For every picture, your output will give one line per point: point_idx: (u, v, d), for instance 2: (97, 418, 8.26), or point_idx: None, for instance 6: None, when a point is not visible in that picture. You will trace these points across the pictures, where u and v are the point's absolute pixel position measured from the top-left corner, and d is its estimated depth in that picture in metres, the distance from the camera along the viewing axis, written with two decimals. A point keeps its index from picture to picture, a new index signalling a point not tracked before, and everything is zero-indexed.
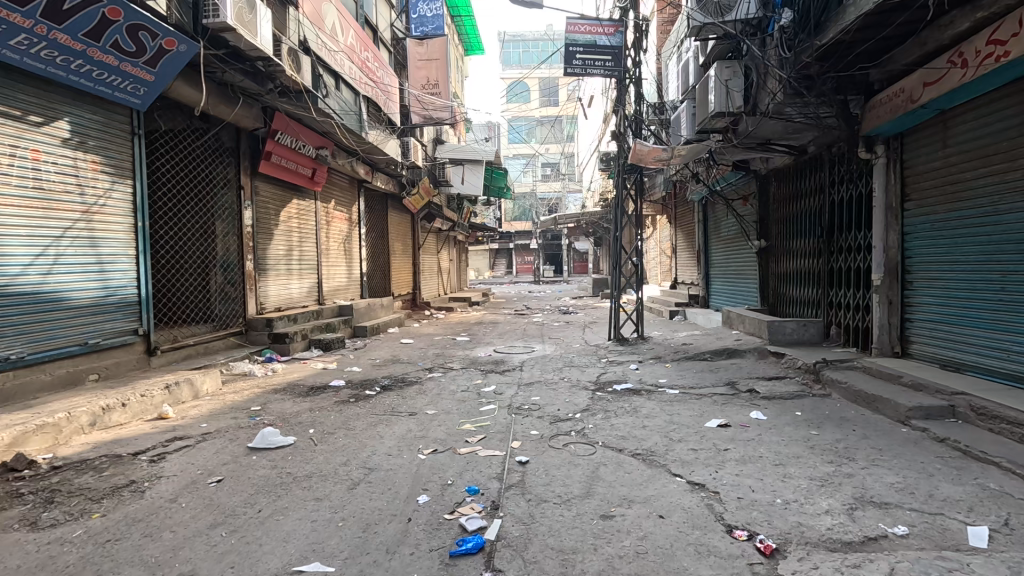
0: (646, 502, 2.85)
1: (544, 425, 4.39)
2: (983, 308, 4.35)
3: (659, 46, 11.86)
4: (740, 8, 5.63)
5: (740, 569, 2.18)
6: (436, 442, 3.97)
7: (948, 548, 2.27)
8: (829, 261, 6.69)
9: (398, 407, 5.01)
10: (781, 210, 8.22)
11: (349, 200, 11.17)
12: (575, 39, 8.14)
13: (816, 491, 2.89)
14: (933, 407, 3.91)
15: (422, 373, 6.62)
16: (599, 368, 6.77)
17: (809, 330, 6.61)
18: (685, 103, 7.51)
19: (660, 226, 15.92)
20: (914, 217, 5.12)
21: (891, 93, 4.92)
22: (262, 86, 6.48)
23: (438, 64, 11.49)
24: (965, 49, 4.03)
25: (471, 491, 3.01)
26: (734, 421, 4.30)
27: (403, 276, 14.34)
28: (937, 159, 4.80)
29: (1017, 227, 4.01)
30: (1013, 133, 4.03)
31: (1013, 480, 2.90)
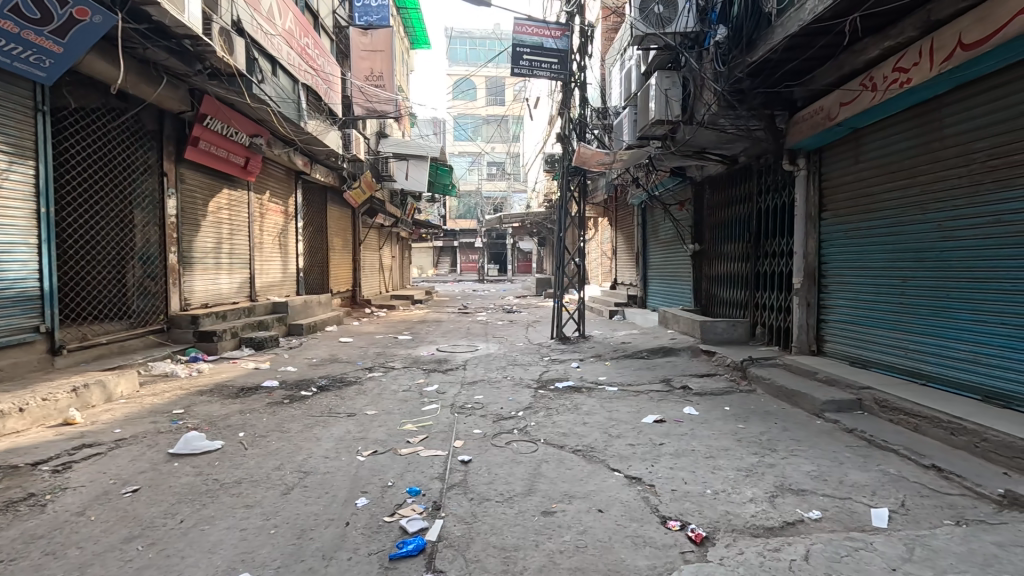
0: (586, 497, 2.92)
1: (488, 423, 4.39)
2: (886, 310, 4.79)
3: (604, 52, 12.20)
4: (679, 21, 5.83)
5: (673, 557, 2.28)
6: (376, 442, 3.87)
7: (855, 529, 2.49)
8: (756, 265, 7.15)
9: (336, 408, 4.84)
10: (715, 216, 8.68)
11: (286, 191, 10.67)
12: (522, 40, 8.17)
13: (742, 481, 3.07)
14: (843, 400, 4.28)
15: (362, 373, 6.42)
16: (542, 367, 6.86)
17: (737, 329, 7.04)
18: (627, 110, 7.75)
19: (602, 228, 16.36)
20: (830, 226, 5.58)
21: (813, 110, 5.34)
22: (189, 67, 6.04)
23: (383, 56, 11.19)
24: (875, 74, 4.42)
25: (412, 492, 2.96)
26: (669, 416, 4.49)
27: (342, 273, 13.86)
28: (852, 173, 5.23)
29: (914, 237, 4.45)
30: (911, 152, 4.47)
31: (909, 466, 3.21)
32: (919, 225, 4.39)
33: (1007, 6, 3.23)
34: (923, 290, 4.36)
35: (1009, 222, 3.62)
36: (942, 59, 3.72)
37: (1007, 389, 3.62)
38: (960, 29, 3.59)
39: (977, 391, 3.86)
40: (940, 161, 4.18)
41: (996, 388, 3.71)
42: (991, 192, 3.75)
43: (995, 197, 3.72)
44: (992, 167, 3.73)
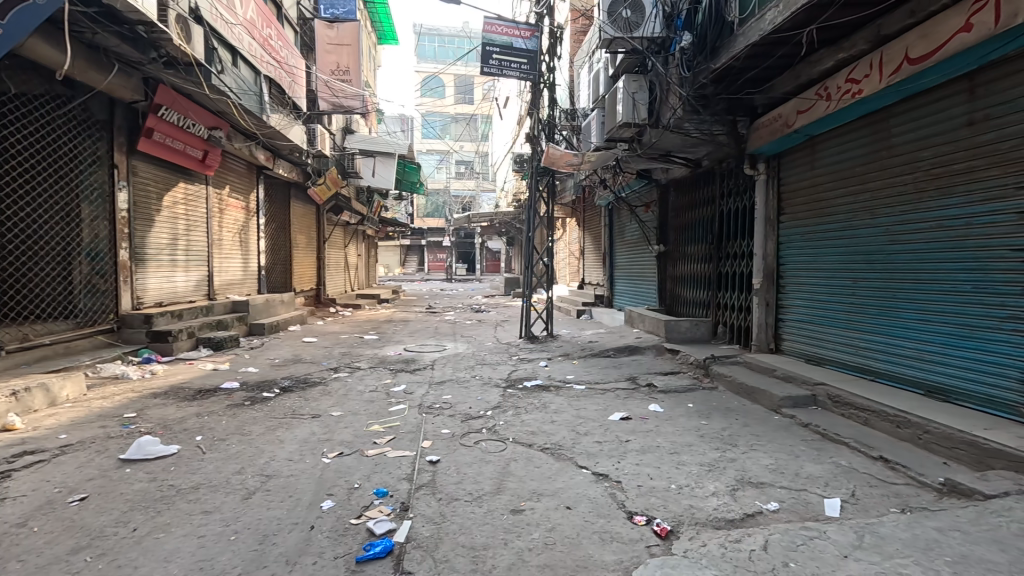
0: (555, 494, 2.95)
1: (456, 423, 4.38)
2: (839, 310, 5.03)
3: (573, 54, 12.32)
4: (645, 26, 5.94)
5: (639, 552, 2.33)
6: (342, 444, 3.80)
7: (810, 519, 2.60)
8: (718, 266, 7.36)
9: (300, 410, 4.72)
10: (679, 218, 8.90)
11: (246, 186, 10.31)
12: (491, 39, 8.16)
13: (705, 475, 3.17)
14: (799, 396, 4.46)
15: (326, 374, 6.27)
16: (510, 366, 6.88)
17: (700, 328, 7.24)
18: (595, 112, 7.85)
19: (569, 229, 16.52)
20: (788, 228, 5.82)
21: (772, 117, 5.55)
22: (143, 54, 5.75)
23: (350, 50, 10.94)
24: (830, 84, 4.63)
25: (379, 493, 2.92)
26: (635, 414, 4.58)
27: (305, 271, 13.51)
28: (809, 178, 5.45)
29: (864, 240, 4.68)
30: (863, 159, 4.70)
31: (860, 458, 3.37)
32: (869, 229, 4.62)
33: (949, 23, 3.43)
34: (873, 291, 4.59)
35: (950, 227, 3.84)
36: (891, 71, 3.93)
37: (948, 384, 3.84)
38: (906, 44, 3.79)
39: (920, 386, 4.09)
40: (889, 169, 4.40)
41: (939, 383, 3.93)
42: (934, 199, 3.97)
43: (937, 204, 3.94)
44: (936, 175, 3.95)
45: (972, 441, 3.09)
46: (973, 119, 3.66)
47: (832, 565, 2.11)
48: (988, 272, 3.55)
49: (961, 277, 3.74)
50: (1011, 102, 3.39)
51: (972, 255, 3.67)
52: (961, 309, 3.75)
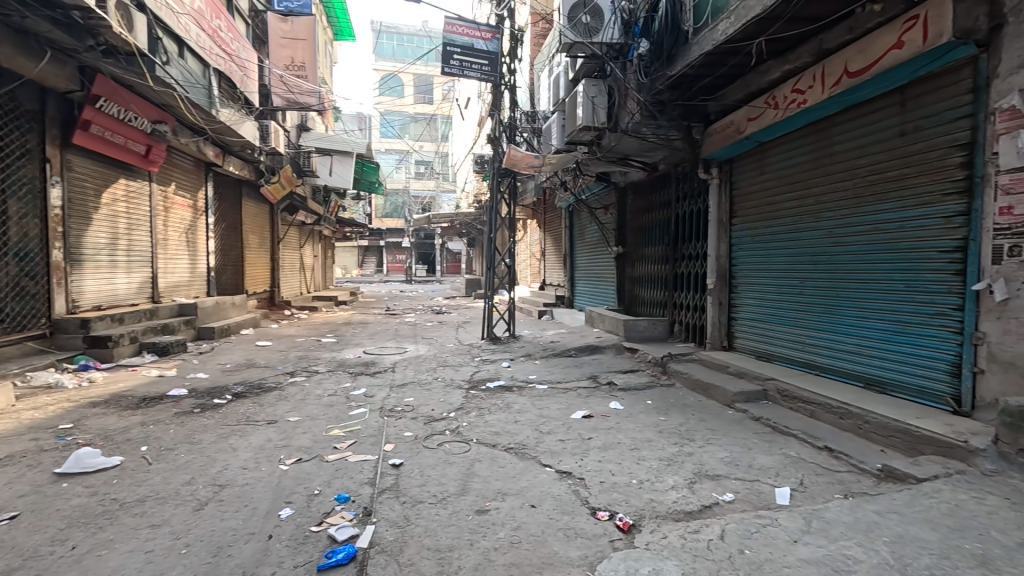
0: (519, 493, 2.97)
1: (419, 425, 4.33)
2: (787, 308, 5.29)
3: (533, 57, 12.43)
4: (605, 32, 6.02)
5: (603, 546, 2.37)
6: (300, 450, 3.69)
7: (762, 507, 2.73)
8: (674, 266, 7.59)
9: (255, 416, 4.54)
10: (637, 220, 9.12)
11: (194, 184, 9.84)
12: (451, 39, 8.12)
13: (664, 470, 3.26)
14: (750, 391, 4.66)
15: (282, 378, 6.07)
16: (473, 367, 6.86)
17: (657, 327, 7.44)
18: (555, 115, 7.95)
19: (530, 230, 16.64)
20: (739, 231, 6.08)
21: (725, 123, 5.79)
22: (79, 42, 5.40)
23: (305, 45, 10.65)
24: (777, 93, 4.87)
25: (341, 499, 2.85)
26: (596, 412, 4.67)
27: (258, 272, 13.01)
28: (759, 183, 5.71)
29: (810, 242, 4.95)
30: (807, 165, 4.96)
31: (807, 448, 3.56)
32: (814, 231, 4.88)
33: (884, 40, 3.69)
34: (818, 291, 4.85)
35: (886, 230, 4.10)
36: (832, 83, 4.18)
37: (885, 377, 4.11)
38: (846, 58, 4.04)
39: (860, 379, 4.36)
40: (831, 175, 4.66)
41: (876, 376, 4.20)
42: (871, 204, 4.23)
43: (874, 208, 4.21)
44: (873, 181, 4.21)
45: (905, 429, 3.32)
46: (905, 130, 3.92)
47: (783, 550, 2.21)
48: (919, 272, 3.81)
49: (896, 277, 4.00)
50: (938, 115, 3.65)
51: (904, 256, 3.94)
52: (896, 307, 4.02)
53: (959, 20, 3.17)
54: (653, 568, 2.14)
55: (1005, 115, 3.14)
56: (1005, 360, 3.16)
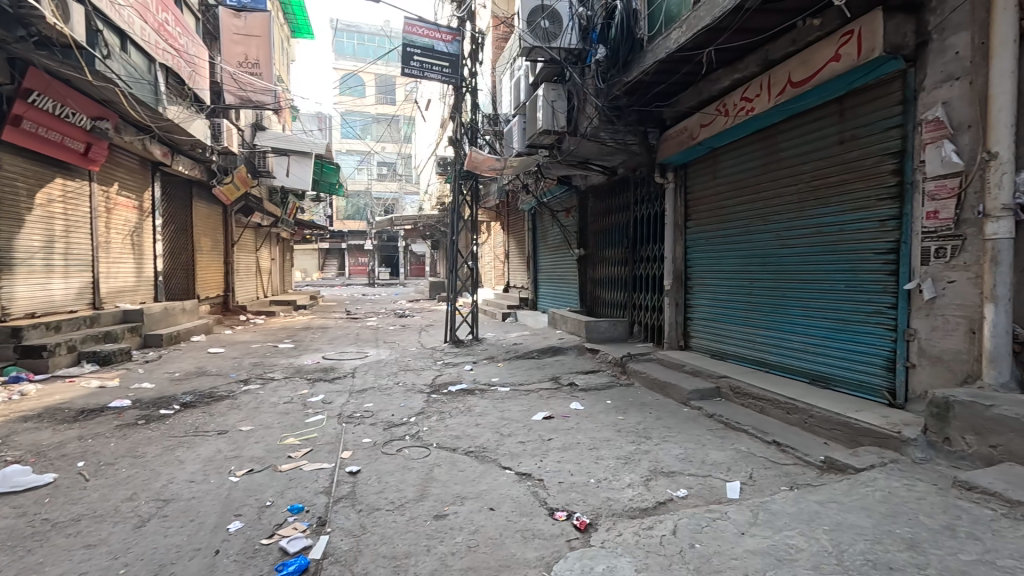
0: (478, 497, 2.96)
1: (378, 431, 4.26)
2: (738, 308, 5.50)
3: (494, 60, 12.45)
4: (563, 38, 6.12)
5: (560, 546, 2.40)
6: (252, 460, 3.57)
7: (713, 501, 2.83)
8: (633, 268, 7.75)
9: (204, 427, 4.36)
10: (597, 222, 9.27)
11: (139, 184, 9.37)
12: (412, 40, 8.03)
13: (621, 468, 3.33)
14: (704, 389, 4.81)
15: (235, 386, 5.85)
16: (434, 371, 6.80)
17: (617, 328, 7.58)
18: (516, 118, 8.00)
19: (494, 233, 16.65)
20: (693, 233, 6.28)
21: (679, 129, 5.98)
22: (8, 31, 5.07)
23: (260, 41, 10.35)
24: (727, 101, 5.06)
25: (294, 510, 2.77)
26: (557, 413, 4.71)
27: (210, 276, 12.51)
28: (711, 188, 5.90)
29: (758, 244, 5.16)
30: (755, 170, 5.17)
31: (757, 443, 3.69)
32: (762, 234, 5.10)
33: (823, 53, 3.89)
34: (766, 291, 5.06)
35: (827, 233, 4.32)
36: (777, 92, 4.38)
37: (828, 372, 4.32)
38: (790, 69, 4.23)
39: (806, 375, 4.57)
40: (778, 180, 4.87)
41: (821, 372, 4.41)
42: (814, 208, 4.45)
43: (816, 212, 4.42)
44: (816, 187, 4.43)
45: (845, 422, 3.51)
46: (844, 138, 4.13)
47: (731, 542, 2.29)
48: (858, 273, 4.03)
49: (837, 277, 4.21)
50: (873, 124, 3.86)
51: (844, 257, 4.15)
52: (837, 306, 4.23)
53: (889, 37, 3.37)
54: (608, 566, 2.16)
55: (931, 126, 3.36)
56: (933, 354, 3.38)
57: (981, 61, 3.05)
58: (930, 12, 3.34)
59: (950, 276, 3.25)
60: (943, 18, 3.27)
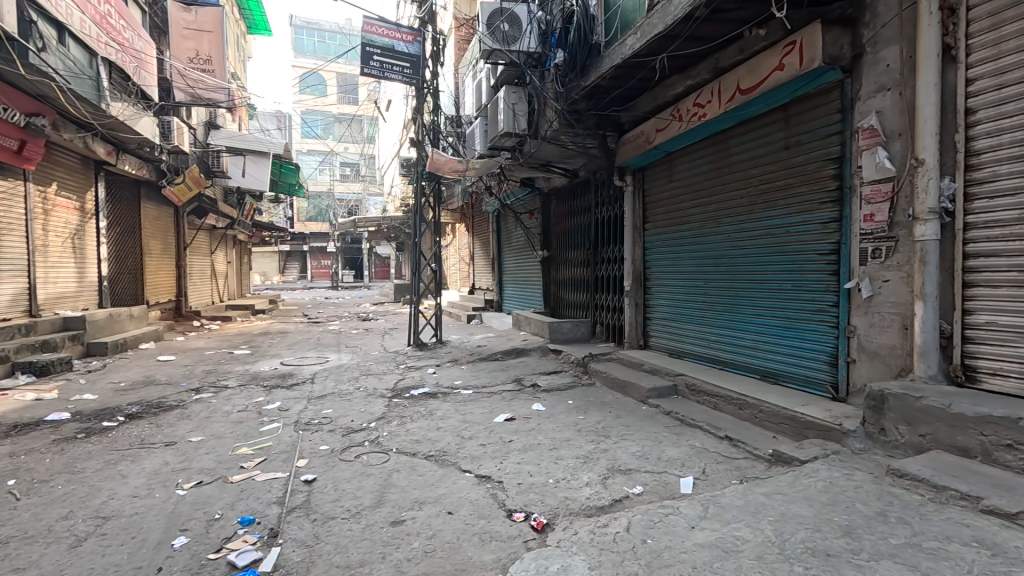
0: (436, 501, 2.94)
1: (336, 437, 4.17)
2: (694, 307, 5.66)
3: (457, 61, 12.42)
4: (523, 41, 6.16)
5: (516, 547, 2.42)
6: (201, 472, 3.43)
7: (667, 497, 2.90)
8: (594, 269, 7.86)
9: (151, 438, 4.17)
10: (560, 224, 9.35)
11: (81, 184, 8.89)
12: (371, 39, 7.91)
13: (580, 467, 3.37)
14: (663, 387, 4.92)
15: (185, 396, 5.61)
16: (397, 375, 6.71)
17: (580, 328, 7.67)
18: (478, 120, 8.01)
19: (458, 234, 16.56)
20: (651, 235, 6.43)
21: (636, 133, 6.11)
22: None
23: (211, 37, 10.02)
24: (681, 106, 5.20)
25: (244, 522, 2.68)
26: (519, 414, 4.73)
27: (161, 280, 11.97)
28: (668, 190, 6.05)
29: (712, 244, 5.31)
30: (709, 173, 5.33)
31: (710, 439, 3.81)
32: (715, 235, 5.26)
33: (768, 62, 4.06)
34: (720, 291, 5.22)
35: (774, 235, 4.50)
36: (726, 99, 4.53)
37: (777, 368, 4.50)
38: (738, 77, 4.39)
39: (757, 372, 4.74)
40: (729, 183, 5.03)
41: (770, 368, 4.59)
42: (762, 211, 4.63)
43: (765, 215, 4.60)
44: (764, 190, 4.61)
45: (792, 416, 3.66)
46: (789, 144, 4.32)
47: (682, 536, 2.35)
48: (803, 273, 4.21)
49: (784, 277, 4.39)
50: (816, 130, 4.05)
51: (790, 258, 4.34)
52: (785, 305, 4.41)
53: (827, 48, 3.55)
54: (563, 564, 2.18)
55: (866, 134, 3.55)
56: (871, 350, 3.57)
57: (909, 73, 3.25)
58: (864, 26, 3.55)
59: (885, 275, 3.44)
60: (876, 32, 3.46)
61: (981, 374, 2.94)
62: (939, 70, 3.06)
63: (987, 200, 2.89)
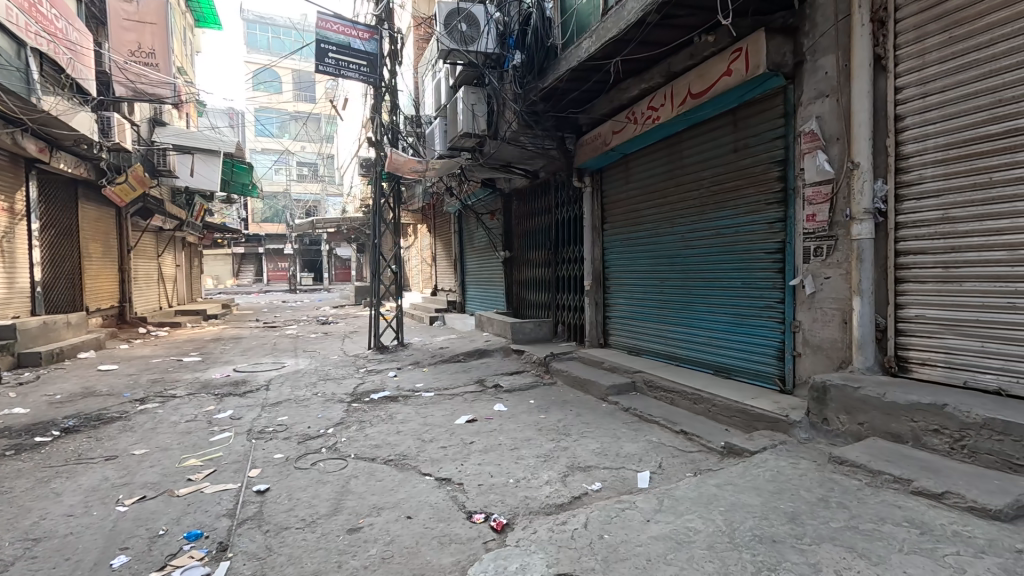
0: (395, 506, 2.90)
1: (292, 445, 4.05)
2: (651, 306, 5.80)
3: (416, 61, 12.29)
4: (481, 42, 6.15)
5: (476, 548, 2.41)
6: (144, 487, 3.26)
7: (624, 492, 2.96)
8: (555, 269, 7.94)
9: (89, 453, 3.93)
10: (522, 225, 9.40)
11: (11, 183, 8.31)
12: (326, 36, 7.66)
13: (540, 466, 3.40)
14: (621, 384, 5.02)
15: (128, 407, 5.32)
16: (356, 379, 6.58)
17: (542, 328, 7.73)
18: (438, 120, 7.95)
19: (420, 236, 16.39)
20: (610, 236, 6.55)
21: (594, 135, 6.20)
22: None
23: (154, 30, 9.62)
24: (637, 109, 5.31)
25: (191, 537, 2.57)
26: (481, 415, 4.72)
27: (102, 284, 11.31)
28: (625, 192, 6.17)
29: (667, 244, 5.45)
30: (664, 175, 5.46)
31: (666, 433, 3.91)
32: (670, 236, 5.40)
33: (717, 68, 4.20)
34: (675, 289, 5.37)
35: (724, 235, 4.67)
36: (678, 102, 4.66)
37: (729, 363, 4.66)
38: (689, 82, 4.52)
39: (710, 367, 4.90)
40: (682, 185, 5.19)
41: (723, 363, 4.75)
42: (713, 212, 4.79)
43: (715, 216, 4.76)
44: (714, 192, 4.77)
45: (743, 409, 3.81)
46: (737, 147, 4.48)
47: (637, 530, 2.40)
48: (751, 271, 4.38)
49: (734, 275, 4.55)
50: (762, 134, 4.22)
51: (739, 257, 4.50)
52: (735, 302, 4.57)
53: (771, 55, 3.71)
54: (522, 564, 2.18)
55: (808, 138, 3.72)
56: (815, 343, 3.75)
57: (844, 81, 3.43)
58: (804, 35, 3.73)
59: (827, 272, 3.61)
60: (815, 41, 3.64)
61: (912, 364, 3.13)
62: (871, 78, 3.24)
63: (915, 201, 3.08)
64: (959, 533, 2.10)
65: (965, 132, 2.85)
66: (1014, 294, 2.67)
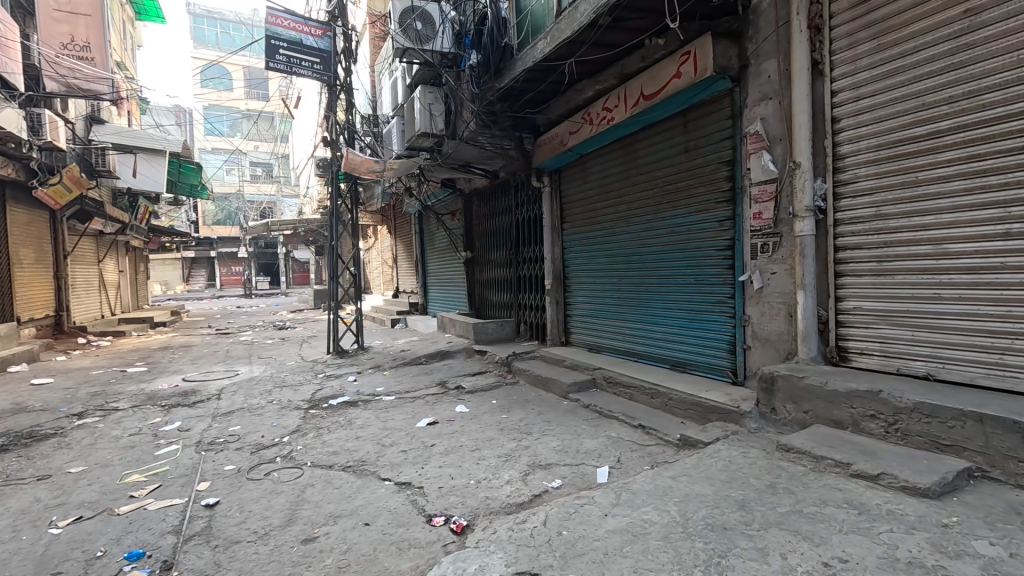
0: (353, 513, 2.83)
1: (244, 456, 3.90)
2: (610, 304, 5.89)
3: (371, 60, 12.09)
4: (436, 41, 6.13)
5: (435, 552, 2.39)
6: (81, 507, 3.06)
7: (584, 488, 3.00)
8: (517, 268, 7.96)
9: (18, 473, 3.66)
10: (482, 225, 9.39)
11: None
12: (277, 32, 7.42)
13: (501, 466, 3.39)
14: (582, 382, 5.08)
15: (65, 422, 4.99)
16: (314, 385, 6.39)
17: (504, 328, 7.74)
18: (395, 119, 7.82)
19: (380, 237, 16.11)
20: (569, 235, 6.62)
21: (551, 136, 6.26)
22: None
23: (90, 22, 9.11)
24: (592, 110, 5.38)
25: (132, 557, 2.43)
26: (442, 417, 4.68)
27: (34, 292, 10.58)
28: (583, 191, 6.24)
29: (624, 242, 5.54)
30: (619, 174, 5.56)
31: (625, 429, 3.98)
32: (627, 235, 5.49)
33: (667, 70, 4.31)
34: (633, 287, 5.47)
35: (678, 233, 4.78)
36: (631, 103, 4.76)
37: (685, 357, 4.79)
38: (641, 83, 4.62)
39: (667, 361, 5.02)
40: (637, 185, 5.29)
41: (679, 357, 4.87)
42: (667, 211, 4.90)
43: (669, 214, 4.88)
44: (667, 192, 4.89)
45: (697, 401, 3.92)
46: (689, 147, 4.60)
47: (595, 524, 2.43)
48: (703, 267, 4.51)
49: (687, 272, 4.68)
50: (711, 135, 4.36)
51: (692, 255, 4.62)
52: (689, 297, 4.69)
53: (717, 58, 3.85)
54: (481, 564, 2.17)
55: (753, 139, 3.87)
56: (763, 336, 3.90)
57: (785, 85, 3.59)
58: (748, 40, 3.89)
59: (773, 268, 3.76)
60: (758, 45, 3.80)
61: (851, 353, 3.30)
62: (810, 82, 3.40)
63: (851, 200, 3.25)
64: (893, 511, 2.23)
65: (894, 134, 3.03)
66: (939, 285, 2.85)
